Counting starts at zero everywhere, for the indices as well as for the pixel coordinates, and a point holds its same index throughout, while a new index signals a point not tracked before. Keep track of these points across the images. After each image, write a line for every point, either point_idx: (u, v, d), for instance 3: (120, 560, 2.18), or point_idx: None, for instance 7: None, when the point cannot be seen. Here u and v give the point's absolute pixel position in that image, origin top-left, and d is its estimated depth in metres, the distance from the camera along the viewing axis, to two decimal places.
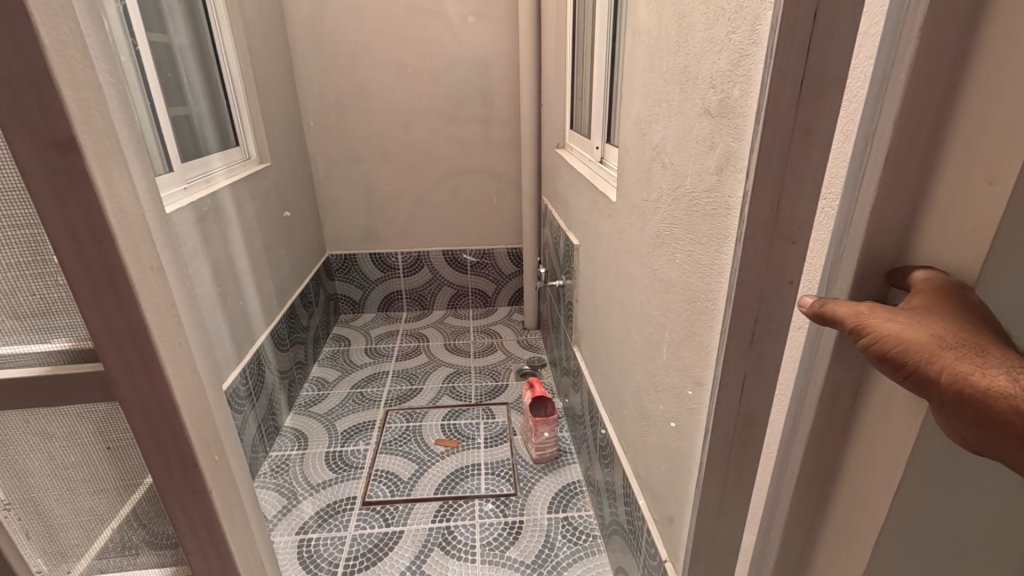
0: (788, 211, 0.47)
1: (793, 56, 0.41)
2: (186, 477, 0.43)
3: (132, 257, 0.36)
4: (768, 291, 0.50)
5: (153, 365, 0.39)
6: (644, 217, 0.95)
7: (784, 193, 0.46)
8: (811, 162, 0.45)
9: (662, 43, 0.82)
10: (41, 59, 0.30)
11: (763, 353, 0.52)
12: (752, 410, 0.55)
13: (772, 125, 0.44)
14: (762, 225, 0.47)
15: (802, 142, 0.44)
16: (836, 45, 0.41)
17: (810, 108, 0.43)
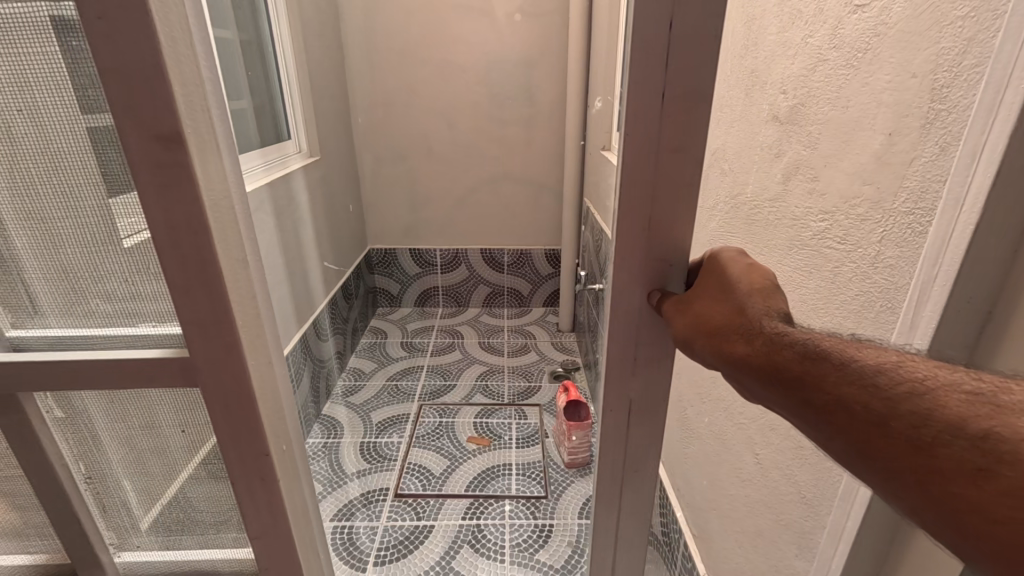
0: (663, 229, 0.36)
1: (653, 45, 0.32)
2: (256, 465, 0.41)
3: (224, 252, 0.34)
4: (646, 330, 0.39)
5: (236, 360, 0.37)
6: (698, 225, 0.93)
7: (655, 214, 0.36)
8: (689, 177, 0.35)
9: (726, 46, 0.80)
10: (157, 55, 0.29)
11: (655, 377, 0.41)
12: (635, 450, 0.44)
13: (635, 143, 0.34)
14: (626, 258, 0.37)
15: (669, 152, 0.34)
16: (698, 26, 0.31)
17: (684, 104, 0.33)
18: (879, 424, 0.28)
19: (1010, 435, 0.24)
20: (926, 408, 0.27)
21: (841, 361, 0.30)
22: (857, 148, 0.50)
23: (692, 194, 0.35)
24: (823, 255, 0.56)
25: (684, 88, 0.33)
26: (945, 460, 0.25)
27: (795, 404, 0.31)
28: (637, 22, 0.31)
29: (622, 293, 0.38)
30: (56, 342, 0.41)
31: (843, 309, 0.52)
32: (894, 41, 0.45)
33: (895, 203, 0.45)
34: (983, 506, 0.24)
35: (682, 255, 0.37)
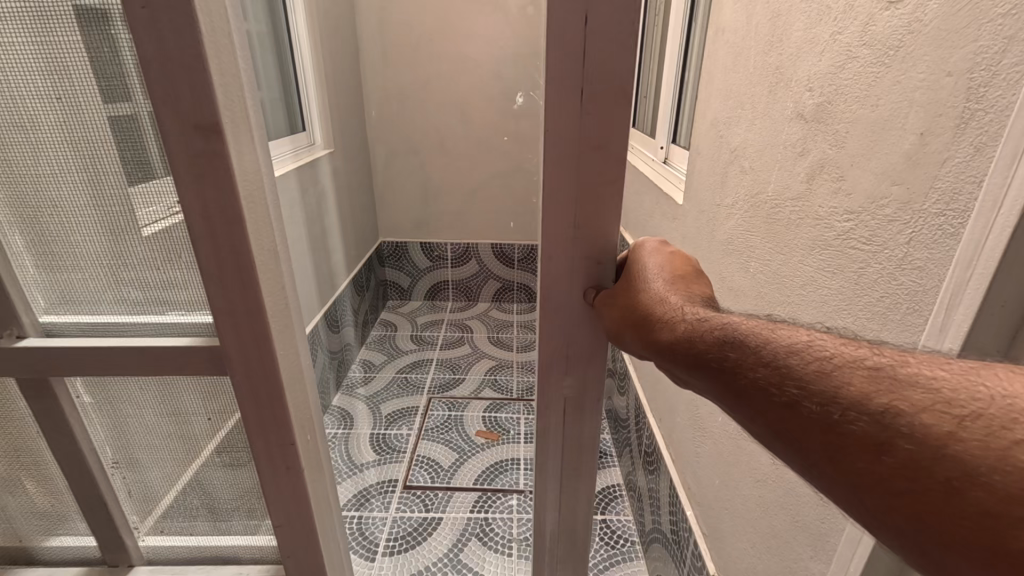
0: (588, 225, 0.38)
1: (569, 51, 0.33)
2: (281, 455, 0.41)
3: (256, 240, 0.34)
4: (577, 327, 0.42)
5: (266, 349, 0.37)
6: (716, 224, 0.92)
7: (580, 214, 0.38)
8: (611, 178, 0.37)
9: (750, 41, 0.79)
10: (197, 44, 0.28)
11: (588, 374, 0.44)
12: (570, 449, 0.48)
13: (556, 139, 0.36)
14: (555, 257, 0.39)
15: (591, 155, 0.36)
16: (613, 31, 0.33)
17: (604, 101, 0.35)
18: (791, 407, 0.32)
19: (907, 409, 0.28)
20: (833, 386, 0.30)
21: (756, 347, 0.35)
22: (886, 148, 0.49)
23: (616, 195, 0.37)
24: (847, 256, 0.55)
25: (602, 85, 0.34)
26: (852, 435, 0.29)
27: (721, 386, 0.36)
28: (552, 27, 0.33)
29: (553, 290, 0.41)
30: (87, 329, 0.41)
31: (868, 311, 0.51)
32: (929, 38, 0.44)
33: (926, 204, 0.44)
34: (885, 475, 0.27)
35: (609, 252, 0.40)
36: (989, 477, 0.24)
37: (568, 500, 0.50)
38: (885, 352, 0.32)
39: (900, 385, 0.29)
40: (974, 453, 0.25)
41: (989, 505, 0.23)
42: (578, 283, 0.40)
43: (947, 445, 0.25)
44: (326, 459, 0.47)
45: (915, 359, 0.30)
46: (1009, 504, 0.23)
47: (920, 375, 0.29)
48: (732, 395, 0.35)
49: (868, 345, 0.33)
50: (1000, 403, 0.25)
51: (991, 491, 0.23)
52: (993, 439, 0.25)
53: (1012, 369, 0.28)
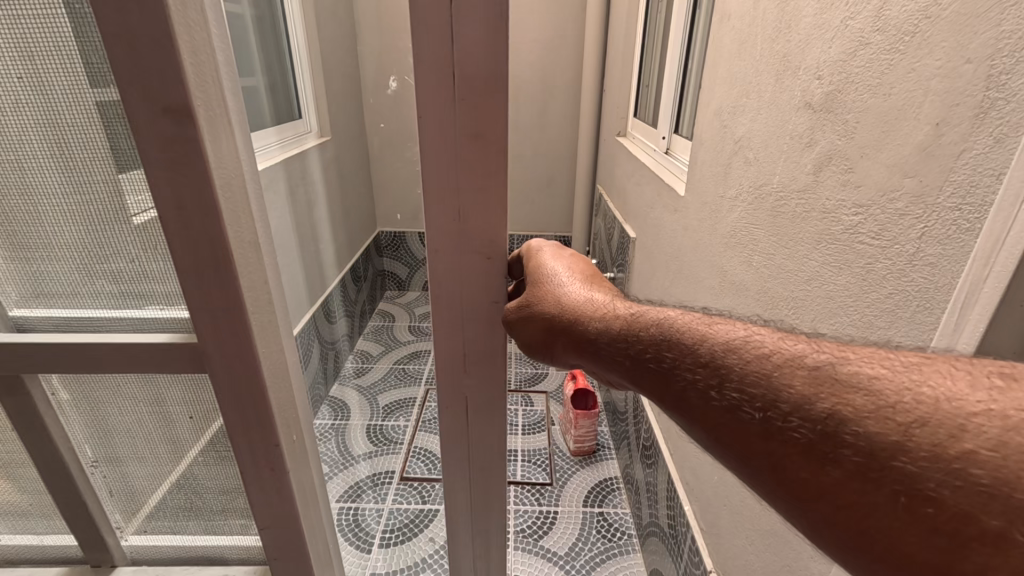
0: (473, 215, 0.42)
1: (437, 47, 0.35)
2: (266, 456, 0.40)
3: (234, 232, 0.33)
4: (474, 315, 0.46)
5: (247, 347, 0.35)
6: (718, 216, 0.90)
7: (465, 206, 0.41)
8: (493, 164, 0.39)
9: (756, 27, 0.77)
10: (164, 19, 0.26)
11: (487, 363, 0.49)
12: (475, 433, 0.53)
13: (434, 129, 0.38)
14: (445, 246, 0.43)
15: (471, 147, 0.39)
16: (479, 32, 0.35)
17: (474, 87, 0.37)
18: (730, 409, 0.34)
19: (850, 415, 0.29)
20: (776, 390, 0.32)
21: (689, 345, 0.38)
22: (898, 139, 0.47)
23: (500, 188, 0.40)
24: (855, 250, 0.53)
25: (473, 67, 0.36)
26: (796, 442, 0.30)
27: (659, 383, 0.39)
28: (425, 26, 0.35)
29: (445, 280, 0.45)
30: (62, 324, 0.40)
31: (873, 309, 0.50)
32: (947, 22, 0.42)
33: (940, 197, 0.43)
34: (831, 486, 0.28)
35: (498, 242, 0.43)
36: (938, 492, 0.25)
37: (477, 477, 0.56)
38: (827, 348, 0.33)
39: (841, 387, 0.30)
40: (922, 466, 0.26)
41: (946, 526, 0.24)
42: (469, 272, 0.44)
43: (895, 456, 0.27)
44: (314, 460, 0.46)
45: (855, 355, 0.32)
46: (951, 517, 0.24)
47: (861, 375, 0.30)
48: (667, 393, 0.38)
49: (809, 340, 0.34)
50: (944, 409, 0.26)
51: (941, 505, 0.25)
52: (941, 450, 0.26)
53: (954, 365, 0.29)
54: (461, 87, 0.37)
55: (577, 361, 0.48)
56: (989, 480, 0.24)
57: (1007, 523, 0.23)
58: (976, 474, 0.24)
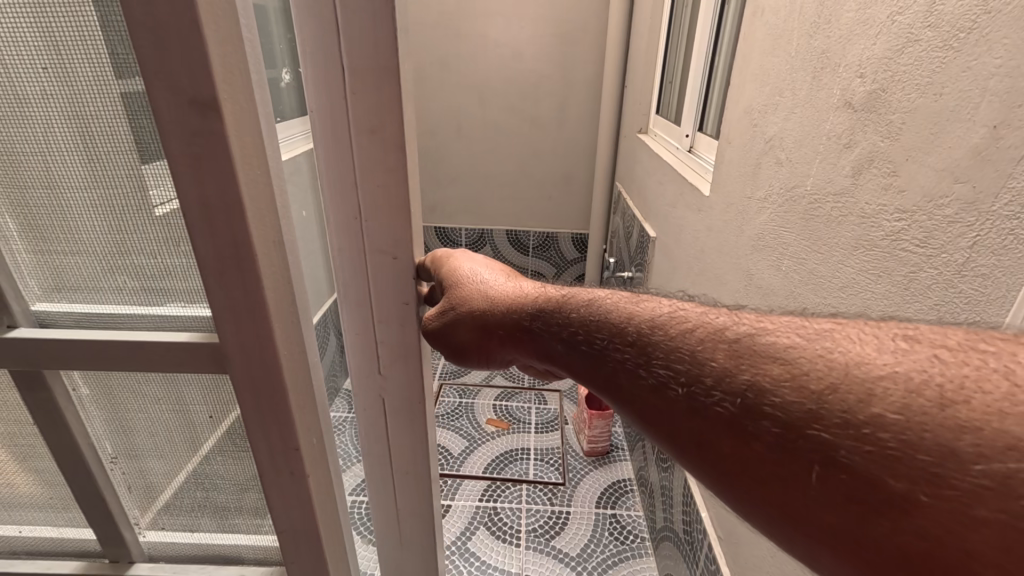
0: (369, 213, 0.49)
1: (328, 63, 0.43)
2: (286, 459, 0.39)
3: (258, 230, 0.32)
4: (386, 301, 0.53)
5: (270, 349, 0.34)
6: (745, 217, 0.88)
7: (363, 203, 0.48)
8: (384, 165, 0.46)
9: (792, 22, 0.74)
10: (192, 7, 0.25)
11: (397, 351, 0.56)
12: (399, 424, 0.60)
13: (332, 133, 0.45)
14: (353, 234, 0.50)
15: (367, 141, 0.45)
16: (361, 45, 0.42)
17: (364, 94, 0.43)
18: (655, 387, 0.34)
19: (768, 384, 0.29)
20: (700, 365, 0.32)
21: (615, 324, 0.39)
22: (949, 142, 0.45)
23: (398, 179, 0.47)
24: (897, 258, 0.51)
25: (364, 75, 0.43)
26: (719, 417, 0.30)
27: (592, 367, 0.39)
28: (324, 36, 0.42)
29: (354, 271, 0.52)
30: (81, 319, 0.39)
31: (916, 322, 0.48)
32: (1009, 17, 0.40)
33: (997, 205, 0.40)
34: (750, 459, 0.29)
35: (399, 228, 0.49)
36: (848, 458, 0.25)
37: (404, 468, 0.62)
38: (746, 320, 0.33)
39: (759, 358, 0.30)
40: (835, 434, 0.26)
41: (856, 490, 0.25)
42: (376, 262, 0.51)
43: (809, 425, 0.27)
44: (332, 461, 0.46)
45: (773, 326, 0.32)
46: (864, 484, 0.24)
47: (779, 344, 0.30)
48: (600, 375, 0.38)
49: (730, 313, 0.35)
50: (852, 375, 0.26)
51: (853, 472, 0.25)
52: (851, 416, 0.25)
53: (863, 331, 0.29)
54: (355, 89, 0.43)
55: (517, 353, 0.50)
56: (895, 444, 0.24)
57: (910, 485, 0.23)
58: (884, 439, 0.24)
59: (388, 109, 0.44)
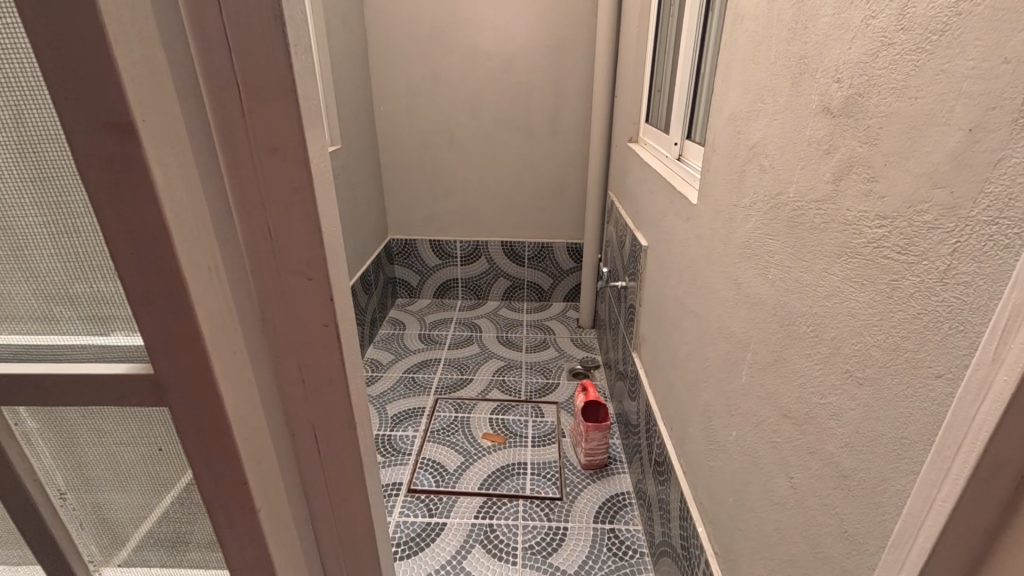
0: (286, 243, 0.36)
1: (209, 51, 0.31)
2: (232, 493, 0.37)
3: (187, 257, 0.30)
4: (312, 363, 0.40)
5: (207, 381, 0.33)
6: (732, 225, 0.87)
7: (278, 233, 0.36)
8: (299, 180, 0.34)
9: (771, 29, 0.73)
10: (99, 31, 0.24)
11: (332, 424, 0.43)
12: (347, 502, 0.46)
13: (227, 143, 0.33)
14: (268, 274, 0.37)
15: (271, 159, 0.34)
16: (247, 23, 0.30)
17: (259, 89, 0.32)
18: None
19: None
20: None
21: None
22: (927, 148, 0.44)
23: (313, 209, 0.35)
24: (880, 266, 0.49)
25: (254, 65, 0.31)
26: None
27: None
28: (190, 21, 0.30)
29: (278, 322, 0.39)
30: (20, 352, 0.38)
31: (896, 330, 0.47)
32: (980, 18, 0.39)
33: (975, 211, 0.39)
34: None
35: (317, 265, 0.37)
36: None
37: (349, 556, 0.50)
38: None
39: None
40: None
41: None
42: (301, 309, 0.38)
43: None
44: (289, 489, 0.44)
45: None
46: None
47: None
48: None
49: None
50: None
51: None
52: None
53: None
54: (245, 83, 0.32)
55: None
56: None
57: None
58: None
59: (290, 115, 0.32)
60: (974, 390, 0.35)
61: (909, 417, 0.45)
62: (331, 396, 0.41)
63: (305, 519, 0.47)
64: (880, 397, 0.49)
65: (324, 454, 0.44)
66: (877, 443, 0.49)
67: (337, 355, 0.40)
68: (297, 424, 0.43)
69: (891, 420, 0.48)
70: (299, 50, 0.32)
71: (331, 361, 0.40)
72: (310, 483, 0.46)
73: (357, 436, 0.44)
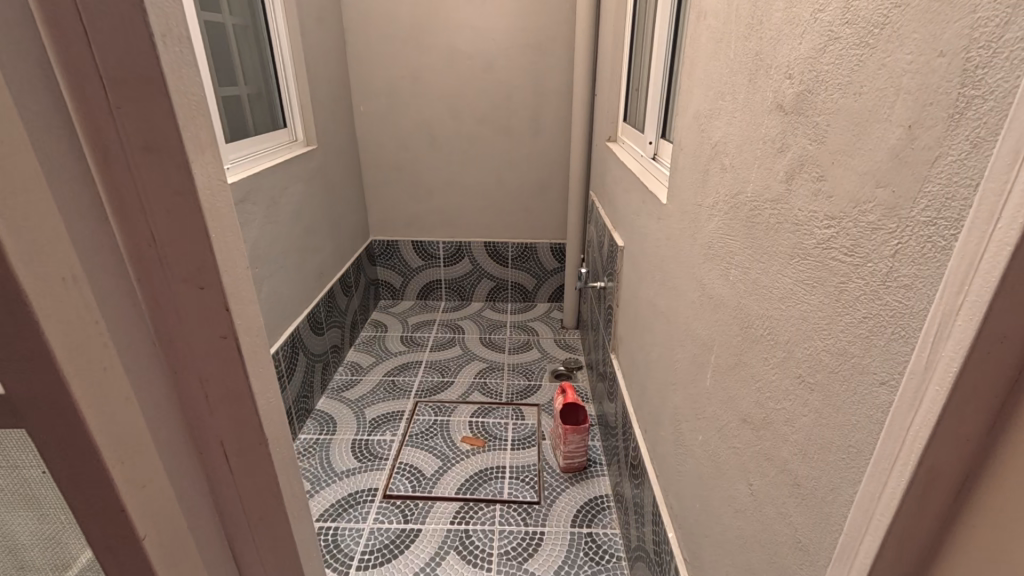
0: (166, 240, 0.39)
1: (73, 58, 0.34)
2: (103, 502, 0.38)
3: (39, 265, 0.32)
4: (202, 353, 0.43)
5: (60, 393, 0.34)
6: (697, 225, 0.85)
7: (159, 231, 0.39)
8: (175, 178, 0.38)
9: (731, 25, 0.72)
10: None
11: (232, 414, 0.46)
12: (252, 488, 0.50)
13: (99, 147, 0.36)
14: (151, 272, 0.40)
15: (145, 159, 0.37)
16: (112, 33, 0.33)
17: (130, 94, 0.35)
18: None
19: None
20: None
21: None
22: (870, 146, 0.42)
23: (193, 206, 0.39)
24: (828, 268, 0.48)
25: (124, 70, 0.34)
26: None
27: None
28: (50, 29, 0.33)
29: (165, 318, 0.42)
30: None
31: (844, 335, 0.45)
32: (918, 10, 0.37)
33: (915, 211, 0.37)
34: None
35: (201, 258, 0.40)
36: None
37: (263, 538, 0.53)
38: None
39: None
40: None
41: None
42: (188, 303, 0.41)
43: None
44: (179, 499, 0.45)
45: None
46: None
47: None
48: None
49: None
50: None
51: None
52: None
53: None
54: (115, 89, 0.35)
55: None
56: None
57: None
58: None
59: (161, 116, 0.36)
60: (908, 399, 0.33)
61: (855, 426, 0.44)
62: (230, 388, 0.45)
63: (209, 507, 0.50)
64: (829, 403, 0.48)
65: (225, 443, 0.47)
66: (827, 451, 0.48)
67: (239, 360, 0.44)
68: (195, 415, 0.46)
69: (839, 427, 0.46)
70: (172, 56, 0.36)
71: (233, 363, 0.44)
72: (214, 470, 0.49)
73: (257, 419, 0.47)
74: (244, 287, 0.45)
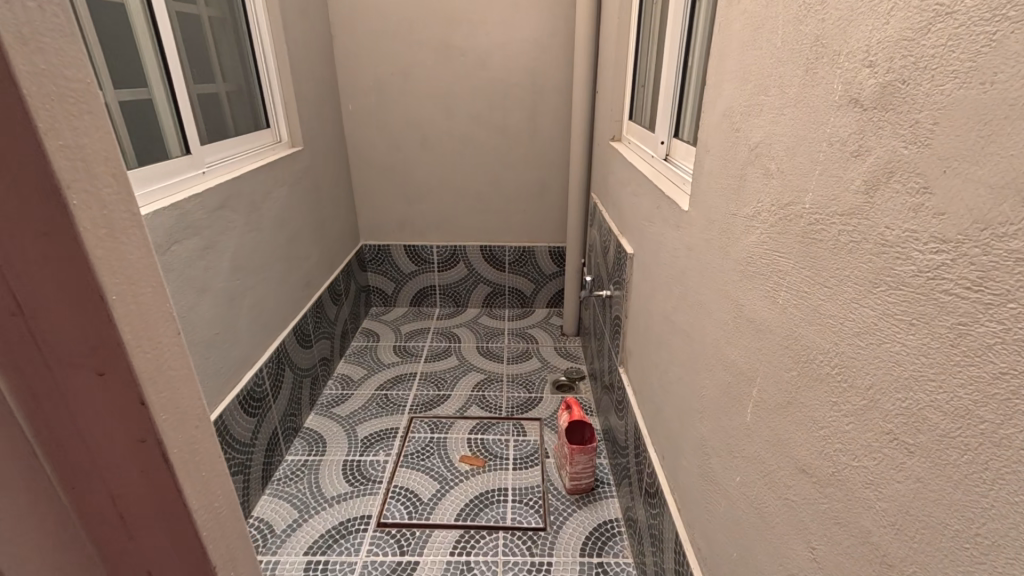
0: (41, 307, 0.37)
1: None
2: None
3: None
4: (95, 421, 0.41)
5: None
6: (729, 236, 0.75)
7: (32, 300, 0.37)
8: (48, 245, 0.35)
9: (775, 7, 0.62)
10: None
11: (150, 502, 0.45)
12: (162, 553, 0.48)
13: None
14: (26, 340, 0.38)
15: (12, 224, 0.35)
16: None
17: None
18: None
19: None
20: None
21: None
22: (1010, 151, 0.33)
23: (71, 273, 0.36)
24: (936, 303, 0.38)
25: None
26: None
27: None
28: None
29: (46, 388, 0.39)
30: None
31: (966, 392, 0.36)
32: None
33: None
34: None
35: (85, 326, 0.38)
36: None
37: None
38: None
39: None
40: None
41: None
42: (75, 371, 0.39)
43: None
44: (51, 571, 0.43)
45: None
46: None
47: None
48: None
49: None
50: None
51: None
52: None
53: None
54: None
55: None
56: None
57: None
58: None
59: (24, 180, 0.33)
60: None
61: (985, 510, 0.34)
62: (150, 479, 0.44)
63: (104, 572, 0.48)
64: (940, 473, 0.38)
65: (133, 520, 0.46)
66: (937, 534, 0.38)
67: (162, 456, 0.43)
68: (95, 494, 0.44)
69: (954, 505, 0.37)
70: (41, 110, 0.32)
71: (154, 459, 0.43)
72: (115, 539, 0.46)
73: (167, 487, 0.44)
74: (155, 348, 0.42)
